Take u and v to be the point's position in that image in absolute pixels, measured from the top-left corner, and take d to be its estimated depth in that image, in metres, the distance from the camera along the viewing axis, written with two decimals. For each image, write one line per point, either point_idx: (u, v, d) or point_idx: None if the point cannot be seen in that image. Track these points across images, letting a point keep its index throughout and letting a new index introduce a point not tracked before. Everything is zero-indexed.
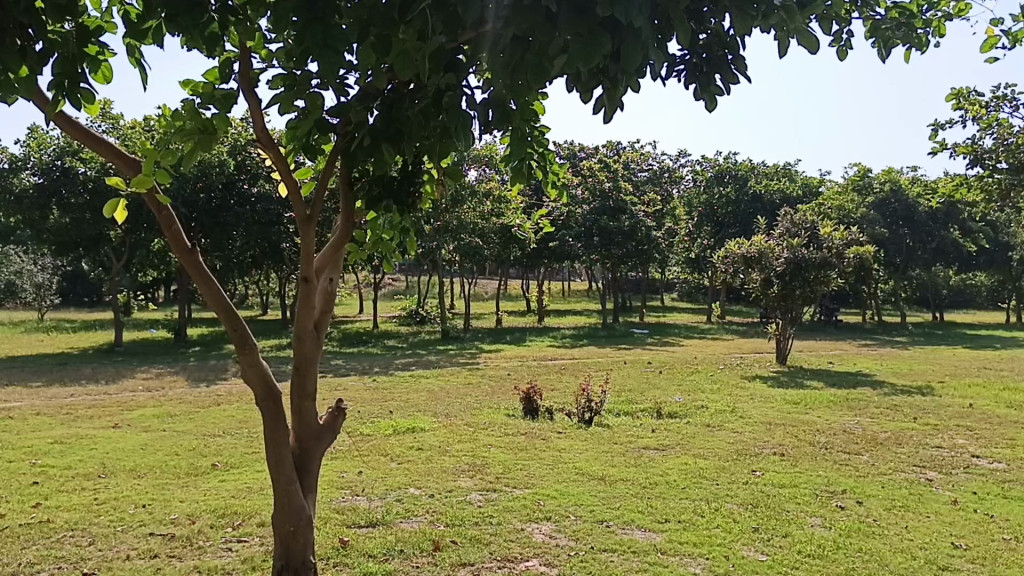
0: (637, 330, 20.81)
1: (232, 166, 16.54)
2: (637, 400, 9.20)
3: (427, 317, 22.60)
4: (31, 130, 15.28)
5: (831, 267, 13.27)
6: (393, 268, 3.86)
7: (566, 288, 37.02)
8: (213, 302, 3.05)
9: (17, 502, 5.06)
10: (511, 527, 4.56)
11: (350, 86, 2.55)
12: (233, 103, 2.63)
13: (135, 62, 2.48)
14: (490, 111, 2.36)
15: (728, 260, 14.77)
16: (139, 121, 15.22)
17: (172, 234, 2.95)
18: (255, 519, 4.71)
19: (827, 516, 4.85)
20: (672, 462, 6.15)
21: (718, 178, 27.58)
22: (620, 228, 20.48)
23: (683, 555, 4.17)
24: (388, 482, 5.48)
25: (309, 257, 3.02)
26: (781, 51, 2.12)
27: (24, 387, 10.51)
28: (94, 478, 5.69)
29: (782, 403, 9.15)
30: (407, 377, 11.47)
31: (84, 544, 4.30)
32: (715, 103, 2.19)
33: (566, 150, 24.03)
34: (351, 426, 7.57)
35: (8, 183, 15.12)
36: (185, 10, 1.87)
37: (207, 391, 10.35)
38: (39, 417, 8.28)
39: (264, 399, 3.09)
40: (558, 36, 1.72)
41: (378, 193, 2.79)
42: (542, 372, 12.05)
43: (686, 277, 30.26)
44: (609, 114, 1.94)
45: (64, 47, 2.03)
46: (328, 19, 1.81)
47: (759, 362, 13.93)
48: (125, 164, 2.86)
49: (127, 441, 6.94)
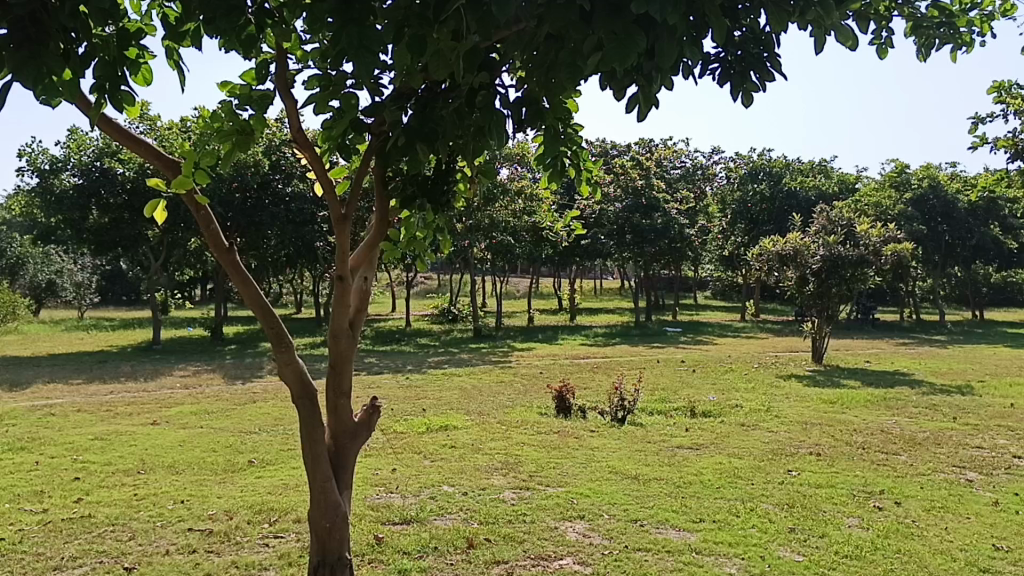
0: (670, 329, 20.62)
1: (268, 165, 16.74)
2: (671, 399, 9.17)
3: (459, 315, 22.64)
4: (71, 132, 15.56)
5: (868, 265, 13.09)
6: (426, 266, 3.87)
7: (598, 287, 36.89)
8: (250, 301, 3.08)
9: (59, 497, 5.16)
10: (544, 526, 4.56)
11: (384, 86, 2.56)
12: (269, 103, 2.65)
13: (174, 65, 2.51)
14: (522, 111, 2.37)
15: (762, 258, 14.60)
16: (176, 122, 15.43)
17: (209, 234, 2.98)
18: (292, 515, 4.76)
19: (865, 517, 4.79)
20: (707, 462, 6.11)
21: (753, 175, 27.31)
22: (653, 226, 20.32)
23: (718, 555, 4.14)
24: (423, 479, 5.52)
25: (343, 256, 3.03)
26: (818, 48, 2.11)
27: (65, 385, 10.71)
28: (134, 474, 5.79)
29: (818, 403, 9.06)
30: (440, 375, 11.50)
31: (124, 538, 4.37)
32: (752, 100, 2.18)
33: (597, 148, 23.92)
34: (385, 423, 7.63)
35: (50, 184, 15.42)
36: (223, 13, 1.90)
37: (243, 388, 10.47)
38: (80, 413, 8.45)
39: (300, 396, 3.11)
40: (592, 35, 1.72)
41: (412, 192, 2.80)
42: (574, 371, 12.01)
43: (720, 275, 29.99)
44: (642, 112, 1.93)
45: (105, 51, 2.06)
46: (363, 20, 1.82)
47: (796, 360, 13.77)
48: (163, 165, 2.90)
49: (165, 438, 7.05)
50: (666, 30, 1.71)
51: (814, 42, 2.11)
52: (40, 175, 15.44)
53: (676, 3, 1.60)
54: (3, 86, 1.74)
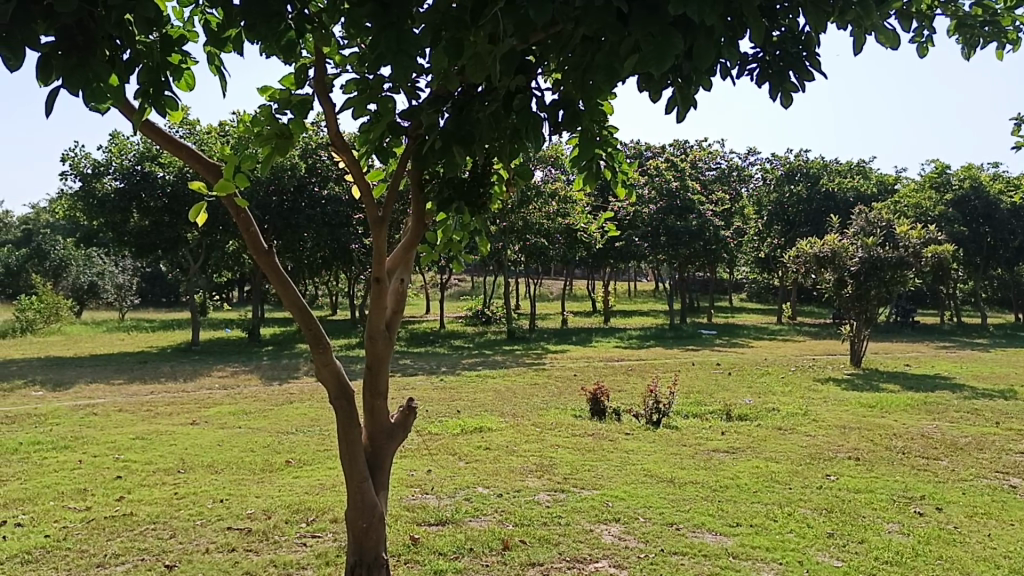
0: (705, 331, 20.55)
1: (304, 168, 16.91)
2: (706, 401, 9.12)
3: (493, 317, 22.72)
4: (112, 136, 15.86)
5: (908, 266, 12.89)
6: (462, 267, 3.89)
7: (633, 289, 36.78)
8: (288, 302, 3.12)
9: (102, 495, 5.27)
10: (580, 528, 4.56)
11: (421, 90, 2.57)
12: (308, 107, 2.68)
13: (216, 70, 2.55)
14: (559, 113, 2.38)
15: (799, 260, 14.44)
16: (215, 127, 15.64)
17: (249, 236, 3.02)
18: (329, 515, 4.80)
19: (905, 523, 4.72)
20: (744, 465, 6.06)
21: (789, 176, 27.07)
22: (688, 228, 20.23)
23: (756, 560, 4.11)
24: (457, 481, 5.53)
25: (380, 258, 3.06)
26: (858, 48, 2.10)
27: (107, 385, 10.89)
28: (174, 473, 5.87)
29: (856, 407, 8.94)
30: (475, 376, 11.55)
31: (165, 536, 4.44)
32: (791, 100, 2.17)
33: (631, 150, 23.86)
34: (420, 425, 7.66)
35: (92, 187, 15.71)
36: (265, 20, 1.92)
37: (279, 389, 10.57)
38: (122, 413, 8.60)
39: (338, 398, 3.14)
40: (628, 37, 1.71)
41: (449, 195, 2.82)
42: (609, 373, 11.99)
43: (755, 276, 29.77)
44: (681, 114, 1.92)
45: (148, 58, 2.10)
46: (401, 24, 1.85)
47: (833, 364, 13.62)
48: (204, 169, 2.94)
49: (205, 438, 7.14)
50: (703, 32, 1.71)
51: (852, 43, 2.10)
52: (82, 179, 15.73)
53: (714, 5, 1.60)
54: (52, 92, 1.77)
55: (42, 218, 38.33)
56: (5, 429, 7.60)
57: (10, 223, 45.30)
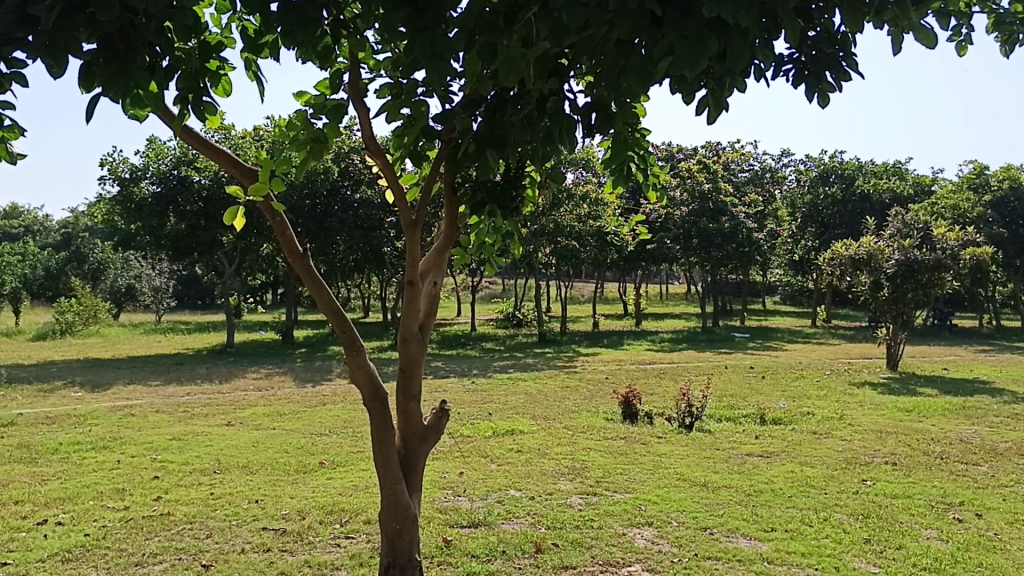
0: (738, 334, 20.36)
1: (337, 172, 17.02)
2: (740, 405, 9.06)
3: (524, 320, 22.75)
4: (149, 141, 16.08)
5: (946, 269, 12.69)
6: (496, 269, 3.90)
7: (664, 292, 36.61)
8: (322, 304, 3.14)
9: (140, 495, 5.34)
10: (613, 532, 4.54)
11: (455, 94, 2.57)
12: (343, 111, 2.71)
13: (253, 76, 2.58)
14: (593, 115, 2.38)
15: (834, 262, 14.26)
16: (249, 131, 15.80)
17: (284, 239, 3.05)
18: (362, 516, 4.84)
19: (944, 529, 4.65)
20: (779, 470, 6.00)
21: (824, 178, 26.83)
22: (720, 230, 20.09)
23: (791, 565, 4.07)
24: (490, 483, 5.54)
25: (414, 259, 3.08)
26: (895, 48, 2.08)
27: (144, 386, 11.06)
28: (210, 474, 5.95)
29: (893, 411, 8.81)
30: (507, 379, 11.57)
31: (202, 536, 4.50)
32: (827, 100, 2.15)
33: (663, 152, 23.75)
34: (452, 427, 7.69)
35: (130, 192, 15.98)
36: (300, 26, 1.94)
37: (312, 390, 10.67)
38: (160, 414, 8.73)
39: (372, 399, 3.15)
40: (663, 39, 1.70)
41: (482, 199, 2.84)
42: (640, 376, 11.96)
43: (789, 279, 29.49)
44: (713, 115, 1.90)
45: (187, 64, 2.13)
46: (435, 28, 1.86)
47: (869, 368, 13.45)
48: (240, 172, 2.97)
49: (240, 438, 7.22)
50: (737, 33, 1.69)
51: (890, 42, 2.08)
52: (120, 183, 15.97)
53: (750, 6, 1.59)
54: (93, 98, 1.79)
55: (80, 222, 39.04)
56: (46, 430, 7.75)
57: (49, 227, 46.26)
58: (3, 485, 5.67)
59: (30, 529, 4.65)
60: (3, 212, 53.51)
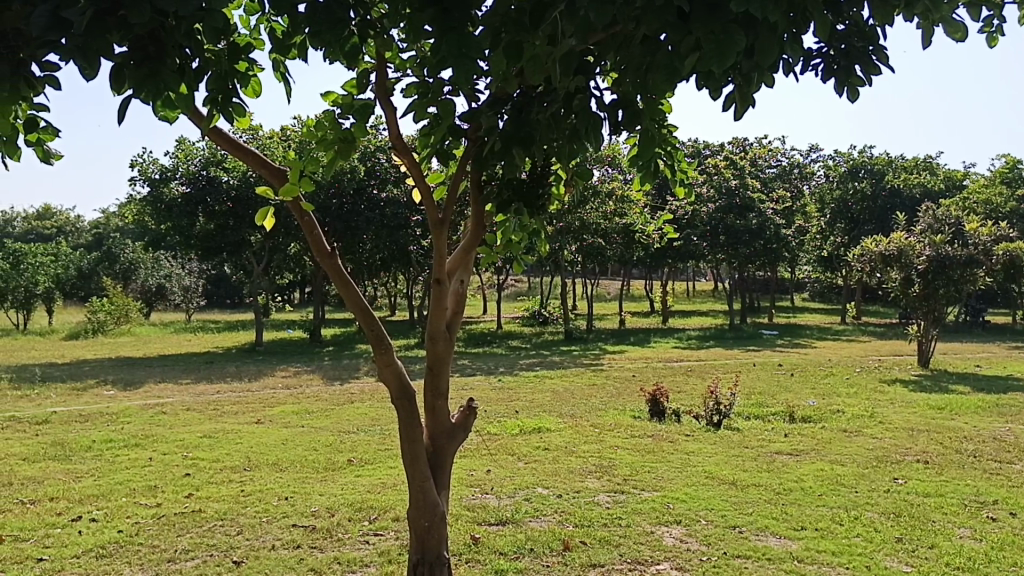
0: (767, 332, 20.19)
1: (363, 171, 17.08)
2: (769, 403, 9.00)
3: (550, 317, 22.73)
4: (178, 142, 16.26)
5: (979, 265, 12.50)
6: (522, 268, 3.89)
7: (691, 289, 36.47)
8: (350, 303, 3.16)
9: (171, 492, 5.40)
10: (640, 530, 4.53)
11: (481, 92, 2.57)
12: (371, 111, 2.72)
13: (281, 77, 2.61)
14: (619, 112, 2.38)
15: (864, 258, 14.07)
16: (277, 132, 15.90)
17: (313, 239, 3.07)
18: (391, 513, 4.86)
19: (977, 528, 4.59)
20: (808, 468, 5.96)
21: (853, 173, 26.51)
22: (748, 227, 19.94)
23: (823, 564, 4.04)
24: (517, 481, 5.54)
25: (440, 258, 3.09)
26: (926, 42, 2.06)
27: (175, 385, 11.19)
28: (241, 471, 6.01)
29: (924, 409, 8.70)
30: (533, 377, 11.56)
31: (233, 533, 4.54)
32: (857, 94, 2.13)
33: (689, 149, 23.61)
34: (480, 425, 7.71)
35: (160, 192, 16.18)
36: (328, 27, 1.96)
37: (340, 389, 10.73)
38: (190, 412, 8.83)
39: (400, 398, 3.17)
40: (690, 35, 1.69)
41: (508, 197, 2.85)
42: (668, 374, 11.91)
43: (818, 276, 29.21)
44: (740, 111, 1.88)
45: (217, 66, 2.15)
46: (462, 28, 1.86)
47: (900, 365, 13.29)
48: (269, 173, 2.99)
49: (269, 436, 7.28)
50: (766, 28, 1.68)
51: (921, 35, 2.06)
52: (150, 184, 16.17)
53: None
54: (125, 101, 1.81)
55: (111, 223, 39.58)
56: (80, 427, 7.88)
57: (80, 228, 46.92)
58: (40, 482, 5.75)
59: (65, 525, 4.72)
60: (36, 213, 54.26)
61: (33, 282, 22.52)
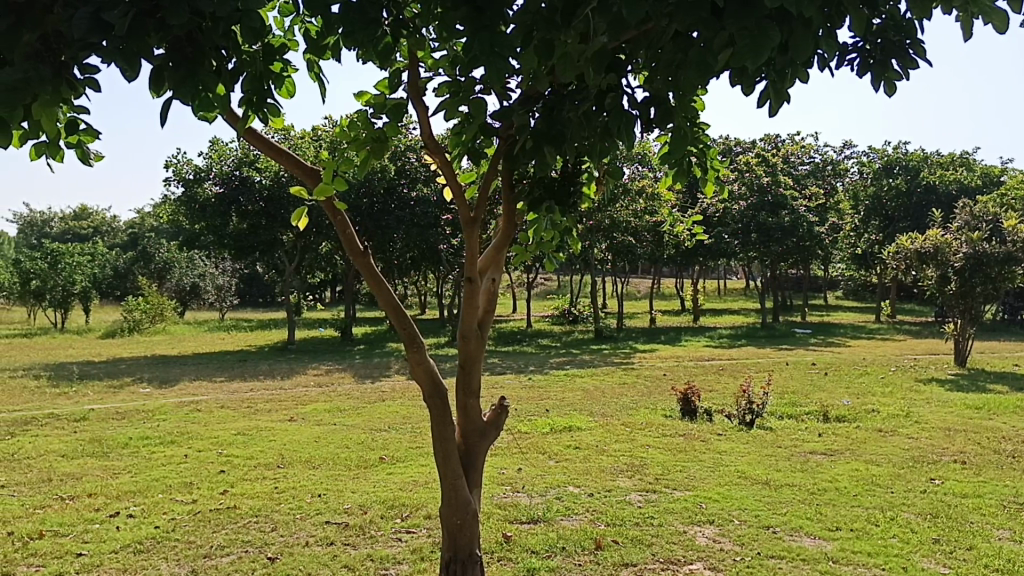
0: (799, 330, 20.02)
1: (393, 171, 17.14)
2: (802, 402, 8.90)
3: (580, 316, 22.66)
4: (211, 143, 16.45)
5: (1017, 262, 12.25)
6: (555, 267, 3.88)
7: (723, 287, 36.18)
8: (383, 302, 3.18)
9: (207, 489, 5.47)
10: (672, 529, 4.52)
11: (512, 91, 2.57)
12: (403, 110, 2.73)
13: (315, 77, 2.63)
14: (651, 109, 2.37)
15: (898, 256, 13.86)
16: (308, 132, 16.01)
17: (346, 238, 3.09)
18: (423, 511, 4.88)
19: (1017, 529, 4.51)
20: (842, 468, 5.90)
21: (887, 169, 26.21)
22: (780, 224, 19.71)
23: (858, 565, 3.99)
24: (549, 479, 5.55)
25: (472, 257, 3.09)
26: (964, 34, 2.02)
27: (209, 382, 11.30)
28: (274, 468, 6.06)
29: (962, 408, 8.57)
30: (564, 376, 11.54)
31: (268, 530, 4.59)
32: (894, 89, 2.10)
33: (719, 146, 23.44)
34: (511, 423, 7.71)
35: (194, 192, 16.38)
36: (362, 26, 1.97)
37: (371, 387, 10.78)
38: (225, 409, 8.93)
39: (432, 395, 3.18)
40: (722, 31, 1.67)
41: (539, 195, 2.85)
42: (700, 373, 11.83)
43: (851, 274, 28.84)
44: (774, 107, 1.86)
45: (252, 67, 2.17)
46: (494, 26, 1.86)
47: (936, 364, 13.08)
48: (303, 173, 3.01)
49: (302, 434, 7.35)
50: (800, 23, 1.66)
51: (960, 28, 2.02)
52: (184, 184, 16.37)
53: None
54: (164, 102, 1.82)
55: (147, 223, 40.06)
56: (116, 425, 7.98)
57: (116, 228, 47.58)
58: (78, 479, 5.85)
59: (103, 521, 4.79)
60: (73, 213, 55.08)
61: (71, 280, 22.85)
